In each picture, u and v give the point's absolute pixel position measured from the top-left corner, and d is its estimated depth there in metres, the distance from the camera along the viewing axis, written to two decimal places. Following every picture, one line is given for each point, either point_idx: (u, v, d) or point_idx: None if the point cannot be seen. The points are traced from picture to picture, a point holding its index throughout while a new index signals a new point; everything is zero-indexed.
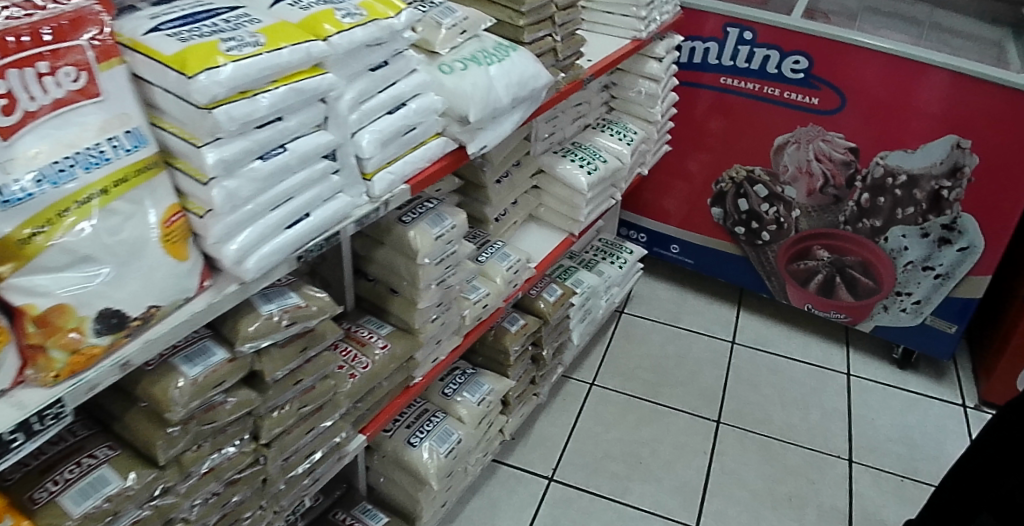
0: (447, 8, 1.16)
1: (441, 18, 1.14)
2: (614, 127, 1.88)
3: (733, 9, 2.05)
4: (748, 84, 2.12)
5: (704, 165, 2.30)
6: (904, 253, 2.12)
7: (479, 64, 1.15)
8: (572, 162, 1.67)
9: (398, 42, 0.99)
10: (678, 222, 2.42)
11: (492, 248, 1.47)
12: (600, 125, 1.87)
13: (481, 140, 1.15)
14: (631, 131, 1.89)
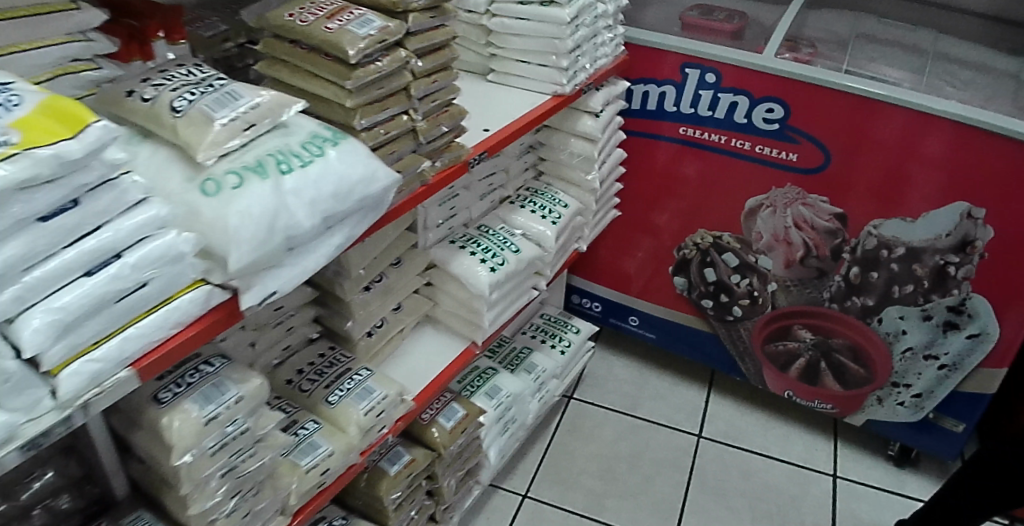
0: (226, 94, 0.82)
1: (211, 110, 0.79)
2: (540, 199, 1.54)
3: (692, 46, 1.69)
4: (713, 135, 1.77)
5: (671, 227, 1.97)
6: (902, 338, 1.77)
7: (264, 175, 0.79)
8: (472, 255, 1.33)
9: (90, 172, 0.65)
10: (638, 290, 2.10)
11: (351, 381, 1.14)
12: (523, 197, 1.54)
13: (271, 283, 0.81)
14: (561, 202, 1.54)
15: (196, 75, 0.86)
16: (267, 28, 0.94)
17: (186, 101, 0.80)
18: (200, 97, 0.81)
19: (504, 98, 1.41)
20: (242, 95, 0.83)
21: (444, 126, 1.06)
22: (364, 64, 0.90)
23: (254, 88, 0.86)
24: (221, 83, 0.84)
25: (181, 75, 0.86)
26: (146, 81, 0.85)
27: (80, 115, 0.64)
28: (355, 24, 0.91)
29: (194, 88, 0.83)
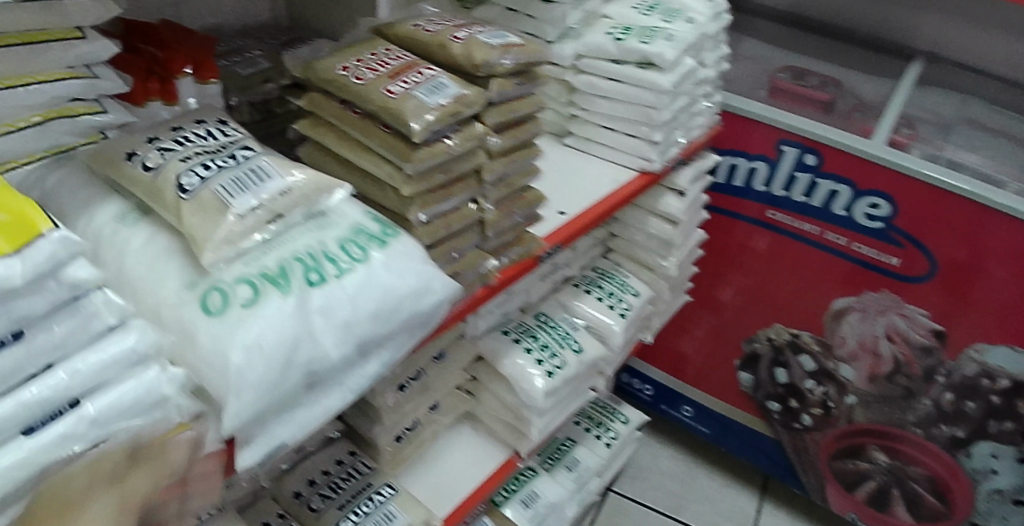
0: (250, 172, 0.62)
1: (226, 195, 0.59)
2: (609, 282, 1.38)
3: (791, 121, 1.48)
4: (803, 223, 1.55)
5: (738, 304, 1.74)
6: (992, 477, 1.53)
7: (285, 289, 0.59)
8: (529, 351, 1.15)
9: (36, 297, 0.46)
10: (694, 375, 1.88)
11: (370, 503, 0.94)
12: (590, 279, 1.37)
13: (280, 430, 0.61)
14: (631, 288, 1.38)
15: (217, 138, 0.66)
16: (313, 80, 0.75)
17: (196, 178, 0.61)
18: (216, 173, 0.61)
19: (579, 167, 1.21)
20: (270, 175, 0.63)
21: (515, 214, 0.86)
22: (431, 141, 0.71)
23: (288, 163, 0.65)
24: (246, 154, 0.64)
25: (198, 136, 0.66)
26: (153, 141, 0.66)
27: (30, 221, 0.46)
28: (423, 87, 0.71)
29: (211, 157, 0.63)
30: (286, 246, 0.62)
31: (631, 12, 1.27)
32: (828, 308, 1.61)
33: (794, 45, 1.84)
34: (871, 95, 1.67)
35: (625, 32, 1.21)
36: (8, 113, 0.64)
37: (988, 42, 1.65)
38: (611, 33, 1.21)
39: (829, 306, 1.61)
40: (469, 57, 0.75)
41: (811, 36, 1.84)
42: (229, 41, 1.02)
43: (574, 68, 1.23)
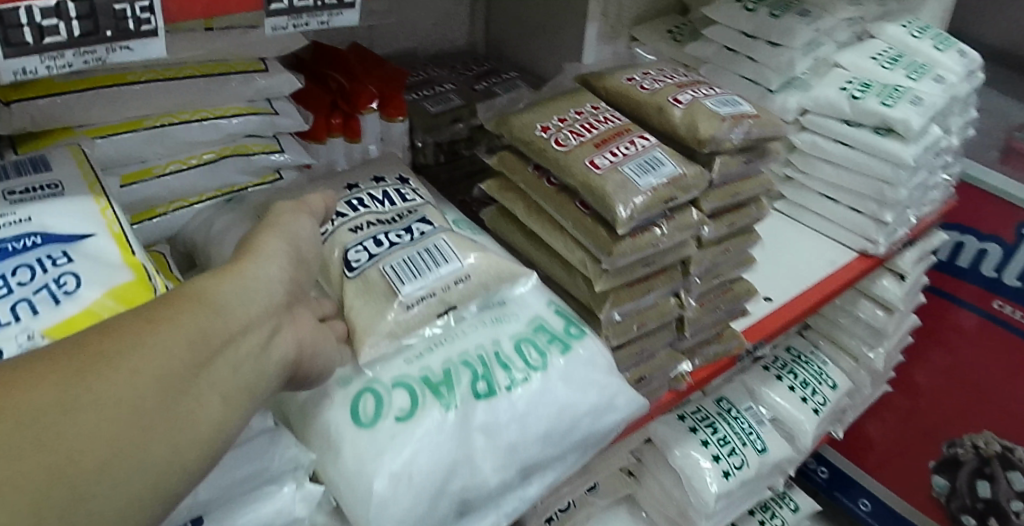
0: (425, 253, 0.53)
1: (396, 279, 0.52)
2: (803, 369, 1.16)
3: None
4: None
5: (936, 391, 1.38)
6: None
7: (446, 400, 0.50)
8: (705, 444, 0.98)
9: None
10: (873, 467, 1.48)
11: None
12: (783, 362, 1.16)
13: None
14: (828, 379, 1.16)
15: (394, 202, 0.58)
16: (507, 138, 0.66)
17: (365, 253, 0.53)
18: (389, 250, 0.53)
19: (788, 239, 1.03)
20: (448, 256, 0.54)
21: (719, 309, 0.72)
22: (637, 230, 0.59)
23: (469, 240, 0.57)
24: (422, 227, 0.56)
25: (374, 198, 0.59)
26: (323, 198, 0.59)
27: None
28: (634, 163, 0.59)
29: (384, 229, 0.56)
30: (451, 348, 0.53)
31: (871, 60, 1.04)
32: None
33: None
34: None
35: (866, 86, 1.00)
36: (180, 149, 0.61)
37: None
38: (843, 86, 1.00)
39: None
40: (693, 131, 0.62)
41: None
42: (416, 69, 0.95)
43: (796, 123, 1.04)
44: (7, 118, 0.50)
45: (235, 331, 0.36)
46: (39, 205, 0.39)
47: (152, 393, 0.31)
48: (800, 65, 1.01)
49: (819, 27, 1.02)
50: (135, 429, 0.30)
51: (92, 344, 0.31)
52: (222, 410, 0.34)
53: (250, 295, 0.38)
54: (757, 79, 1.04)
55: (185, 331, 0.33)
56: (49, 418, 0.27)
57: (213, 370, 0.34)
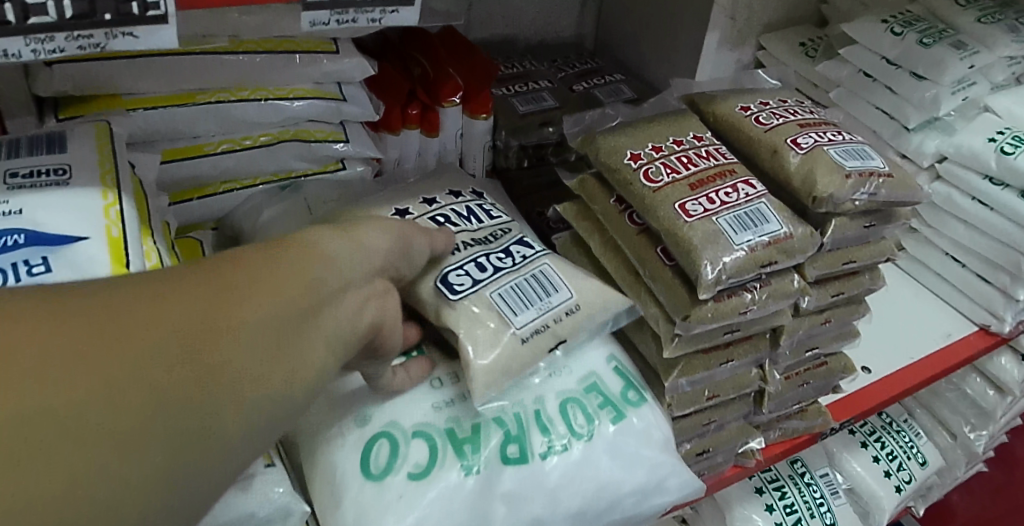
0: (534, 277, 0.48)
1: (508, 308, 0.46)
2: (893, 439, 1.00)
3: None
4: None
5: None
6: None
7: (466, 457, 0.45)
8: (767, 511, 0.87)
9: None
10: None
11: None
12: (871, 428, 1.00)
13: None
14: (920, 454, 1.00)
15: (482, 222, 0.53)
16: (592, 161, 0.58)
17: (470, 277, 0.48)
18: (496, 273, 0.48)
19: (902, 300, 0.89)
20: (556, 283, 0.49)
21: (806, 385, 0.62)
22: (722, 293, 0.50)
23: (570, 266, 0.52)
24: (523, 249, 0.51)
25: (461, 218, 0.53)
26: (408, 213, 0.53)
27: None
28: (733, 216, 0.51)
29: (484, 250, 0.50)
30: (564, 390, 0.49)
31: None
32: None
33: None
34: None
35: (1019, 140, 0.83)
36: (234, 129, 0.59)
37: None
38: (992, 136, 0.85)
39: None
40: (809, 185, 0.52)
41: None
42: (513, 59, 0.89)
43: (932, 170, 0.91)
44: (49, 79, 0.50)
45: (342, 284, 0.34)
46: (34, 198, 0.38)
47: (275, 330, 0.29)
48: (947, 106, 0.87)
49: (974, 63, 0.87)
50: (262, 361, 0.28)
51: (221, 274, 0.30)
52: (332, 357, 0.33)
53: (357, 252, 0.37)
54: (893, 114, 0.90)
55: (303, 279, 0.32)
56: (188, 335, 0.26)
57: (325, 318, 0.33)
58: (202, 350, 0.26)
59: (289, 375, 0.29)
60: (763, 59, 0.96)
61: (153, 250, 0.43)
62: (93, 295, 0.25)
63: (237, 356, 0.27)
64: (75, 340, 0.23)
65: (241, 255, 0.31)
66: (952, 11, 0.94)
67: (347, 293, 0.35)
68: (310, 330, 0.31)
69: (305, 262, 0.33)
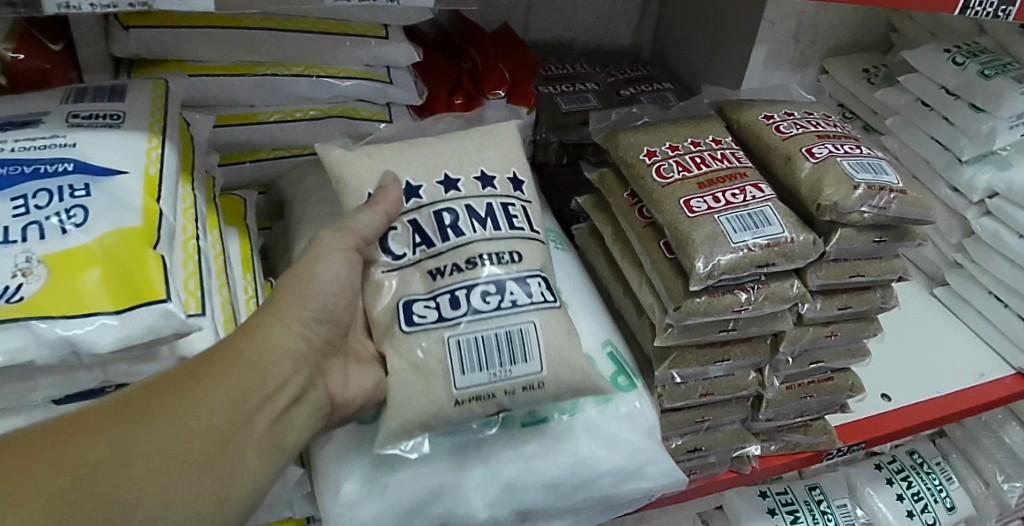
0: (505, 338, 0.46)
1: (457, 363, 0.45)
2: (921, 479, 0.95)
3: None
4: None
5: None
6: None
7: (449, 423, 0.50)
8: None
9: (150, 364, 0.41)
10: None
11: None
12: (899, 466, 0.96)
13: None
14: (948, 498, 0.95)
15: (498, 230, 0.48)
16: (612, 155, 0.61)
17: (435, 312, 0.46)
18: (466, 316, 0.46)
19: (937, 333, 0.87)
20: (530, 353, 0.46)
21: (809, 398, 0.62)
22: (716, 289, 0.52)
23: (567, 322, 0.49)
24: (520, 293, 0.47)
25: (475, 220, 0.49)
26: (416, 199, 0.49)
27: (146, 282, 0.39)
28: (735, 215, 0.52)
29: (470, 279, 0.47)
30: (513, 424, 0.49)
31: None
32: None
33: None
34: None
35: None
36: (287, 101, 0.64)
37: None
38: None
39: None
40: (815, 193, 0.53)
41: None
42: (565, 62, 0.91)
43: (980, 206, 0.87)
44: (124, 40, 0.56)
45: (269, 388, 0.40)
46: (86, 136, 0.44)
47: (190, 460, 0.35)
48: (1004, 139, 0.83)
49: None
50: (187, 488, 0.35)
51: (136, 408, 0.35)
52: (259, 464, 0.39)
53: (283, 348, 0.42)
54: (947, 144, 0.88)
55: (228, 394, 0.38)
56: (97, 484, 0.32)
57: (251, 427, 0.38)
58: (117, 505, 0.32)
59: (220, 490, 0.36)
60: (824, 82, 0.97)
61: (189, 195, 0.49)
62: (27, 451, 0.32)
63: (164, 491, 0.34)
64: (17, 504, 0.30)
65: (159, 380, 0.37)
66: (1020, 42, 0.87)
67: (278, 393, 0.40)
68: (238, 444, 0.37)
69: (225, 375, 0.39)
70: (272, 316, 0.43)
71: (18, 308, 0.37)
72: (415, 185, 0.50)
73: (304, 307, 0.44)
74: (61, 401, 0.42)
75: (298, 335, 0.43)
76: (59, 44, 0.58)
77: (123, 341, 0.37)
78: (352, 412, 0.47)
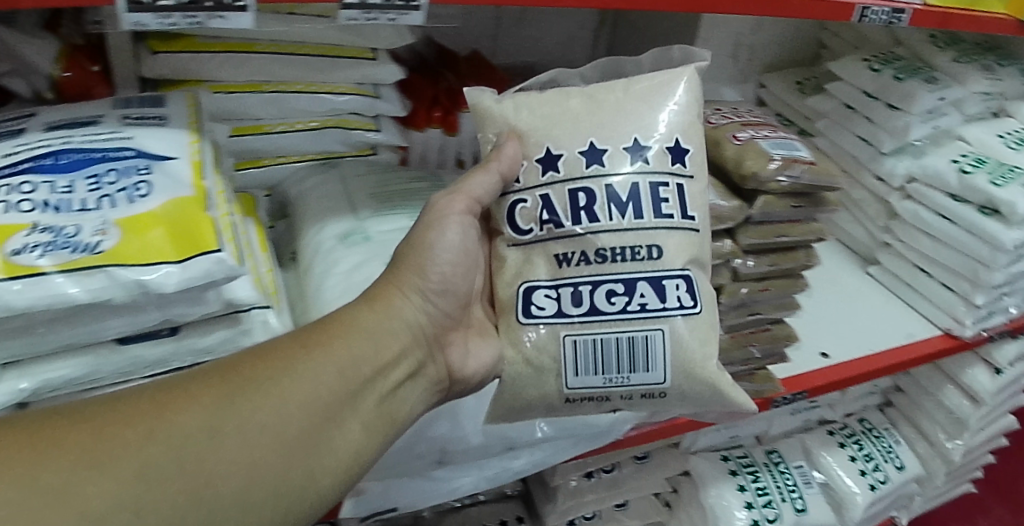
0: (622, 345, 0.59)
1: (576, 358, 0.60)
2: (871, 443, 1.04)
3: None
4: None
5: None
6: None
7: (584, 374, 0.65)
8: (741, 493, 0.91)
9: (195, 306, 0.53)
10: None
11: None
12: (851, 430, 1.05)
13: (394, 497, 0.69)
14: (897, 458, 1.04)
15: (621, 221, 0.59)
16: None
17: (557, 304, 0.60)
18: (590, 316, 0.59)
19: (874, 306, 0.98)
20: (651, 363, 0.60)
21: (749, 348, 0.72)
22: None
23: (695, 335, 0.61)
24: (647, 296, 0.59)
25: (607, 205, 0.59)
26: (552, 173, 0.59)
27: (203, 237, 0.49)
28: None
29: (595, 281, 0.59)
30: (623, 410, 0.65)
31: (1002, 138, 0.97)
32: None
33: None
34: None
35: (978, 161, 0.94)
36: (290, 114, 0.75)
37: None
38: (954, 158, 0.94)
39: None
40: (739, 167, 0.65)
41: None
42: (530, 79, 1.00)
43: (902, 191, 0.99)
44: (152, 64, 0.67)
45: (379, 365, 0.54)
46: (143, 131, 0.55)
47: (314, 421, 0.48)
48: (916, 133, 0.95)
49: (946, 95, 0.95)
50: (317, 441, 0.48)
51: (279, 375, 0.48)
52: (362, 431, 0.52)
53: (401, 326, 0.56)
54: (869, 140, 0.99)
55: (348, 369, 0.51)
56: (250, 434, 0.45)
57: (362, 396, 0.52)
58: (265, 452, 0.45)
59: (344, 445, 0.50)
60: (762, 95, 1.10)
61: (223, 181, 0.59)
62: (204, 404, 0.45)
63: (301, 442, 0.47)
64: (206, 445, 0.43)
65: (300, 352, 0.50)
66: (932, 50, 0.99)
67: (391, 365, 0.55)
68: (358, 407, 0.52)
69: (347, 345, 0.52)
70: (386, 302, 0.57)
71: (101, 257, 0.46)
72: (554, 154, 0.59)
73: (410, 296, 0.58)
74: (124, 341, 0.54)
75: (403, 318, 0.57)
76: (96, 66, 0.68)
77: (185, 282, 0.47)
78: (469, 378, 0.63)
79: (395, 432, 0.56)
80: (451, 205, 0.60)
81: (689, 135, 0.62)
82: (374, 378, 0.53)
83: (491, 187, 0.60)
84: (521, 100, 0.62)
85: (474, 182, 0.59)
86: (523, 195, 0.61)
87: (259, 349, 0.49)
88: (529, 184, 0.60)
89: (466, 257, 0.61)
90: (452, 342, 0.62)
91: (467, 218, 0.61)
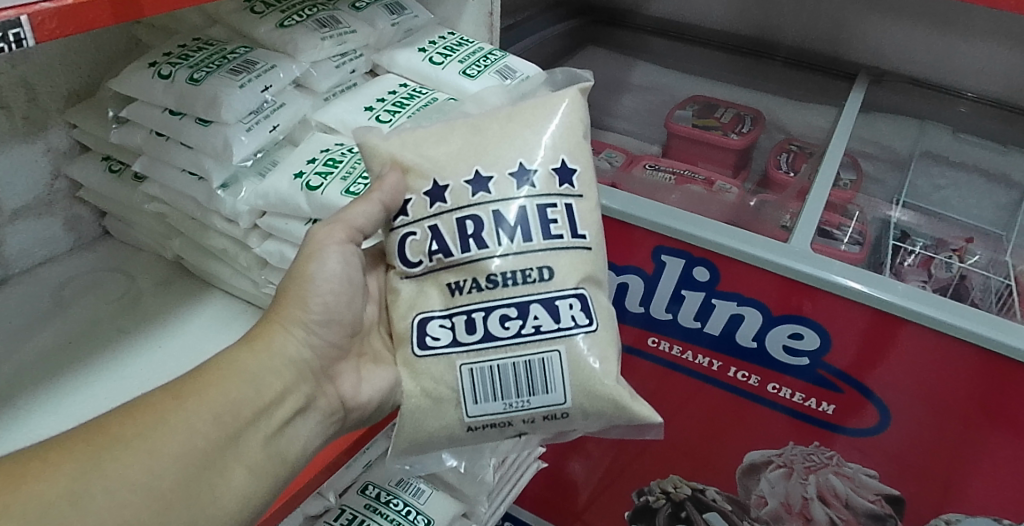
0: (536, 367, 0.60)
1: (474, 385, 0.60)
2: (378, 519, 0.81)
3: (667, 220, 0.94)
4: (701, 357, 1.01)
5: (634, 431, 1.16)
6: None
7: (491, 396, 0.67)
8: None
9: None
10: (587, 501, 1.29)
11: None
12: (350, 515, 0.81)
13: None
14: (420, 516, 0.83)
15: (512, 243, 0.60)
16: None
17: (451, 332, 0.60)
18: (482, 342, 0.60)
19: (209, 345, 0.74)
20: (553, 387, 0.60)
21: None
22: None
23: (600, 348, 0.61)
24: (541, 318, 0.59)
25: (495, 231, 0.60)
26: (439, 204, 0.61)
27: None
28: None
29: (496, 308, 0.59)
30: (530, 433, 0.64)
31: (369, 111, 0.74)
32: (743, 458, 1.09)
33: (694, 63, 1.38)
34: (805, 129, 1.22)
35: (331, 163, 0.70)
36: None
37: (952, 54, 1.25)
38: (300, 170, 0.70)
39: (742, 457, 1.09)
40: None
41: (710, 50, 1.39)
42: None
43: (259, 229, 0.72)
44: None
45: (271, 403, 0.55)
46: None
47: (200, 459, 0.50)
48: (244, 150, 0.68)
49: (274, 82, 0.70)
50: (197, 488, 0.49)
51: (154, 419, 0.50)
52: (248, 476, 0.53)
53: (287, 360, 0.57)
54: (196, 171, 0.71)
55: (227, 412, 0.53)
56: (141, 478, 0.47)
57: (245, 434, 0.53)
58: (155, 499, 0.47)
59: (228, 490, 0.51)
60: (78, 137, 0.80)
61: None
62: (91, 451, 0.47)
63: (177, 492, 0.48)
64: (96, 496, 0.45)
65: (173, 395, 0.52)
66: (249, 20, 0.74)
67: (275, 403, 0.56)
68: (241, 449, 0.53)
69: (223, 390, 0.53)
70: (265, 334, 0.58)
71: None
72: (441, 186, 0.61)
73: (286, 338, 0.58)
74: None
75: (275, 356, 0.57)
76: None
77: None
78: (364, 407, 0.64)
79: (289, 469, 0.57)
80: (332, 235, 0.61)
81: (577, 156, 0.63)
82: (256, 417, 0.54)
83: (373, 216, 0.60)
84: (408, 137, 0.63)
85: (356, 211, 0.60)
86: (412, 227, 0.62)
87: (134, 402, 0.51)
88: (417, 216, 0.61)
89: (350, 286, 0.61)
90: (341, 371, 0.62)
91: (349, 246, 0.61)
